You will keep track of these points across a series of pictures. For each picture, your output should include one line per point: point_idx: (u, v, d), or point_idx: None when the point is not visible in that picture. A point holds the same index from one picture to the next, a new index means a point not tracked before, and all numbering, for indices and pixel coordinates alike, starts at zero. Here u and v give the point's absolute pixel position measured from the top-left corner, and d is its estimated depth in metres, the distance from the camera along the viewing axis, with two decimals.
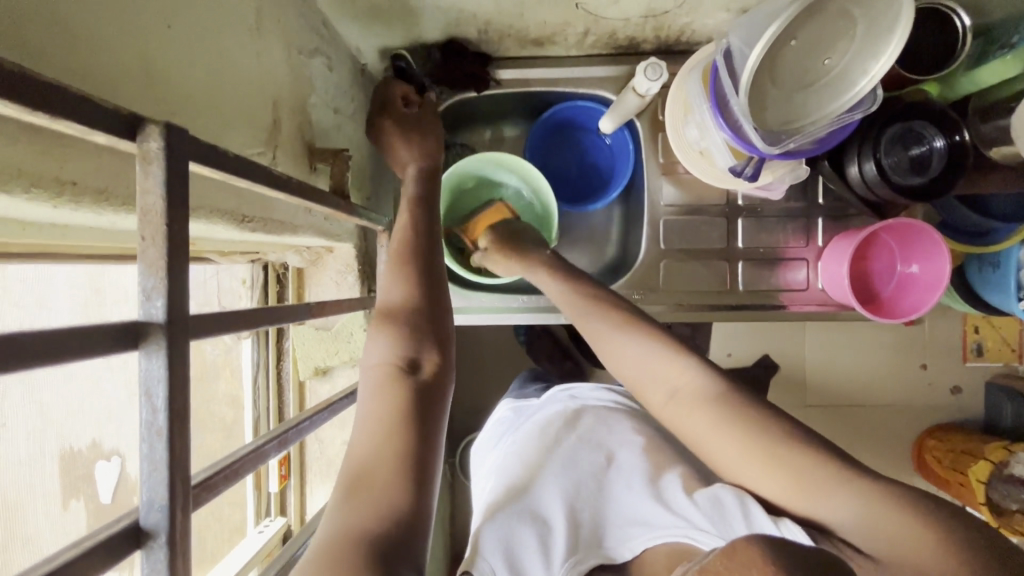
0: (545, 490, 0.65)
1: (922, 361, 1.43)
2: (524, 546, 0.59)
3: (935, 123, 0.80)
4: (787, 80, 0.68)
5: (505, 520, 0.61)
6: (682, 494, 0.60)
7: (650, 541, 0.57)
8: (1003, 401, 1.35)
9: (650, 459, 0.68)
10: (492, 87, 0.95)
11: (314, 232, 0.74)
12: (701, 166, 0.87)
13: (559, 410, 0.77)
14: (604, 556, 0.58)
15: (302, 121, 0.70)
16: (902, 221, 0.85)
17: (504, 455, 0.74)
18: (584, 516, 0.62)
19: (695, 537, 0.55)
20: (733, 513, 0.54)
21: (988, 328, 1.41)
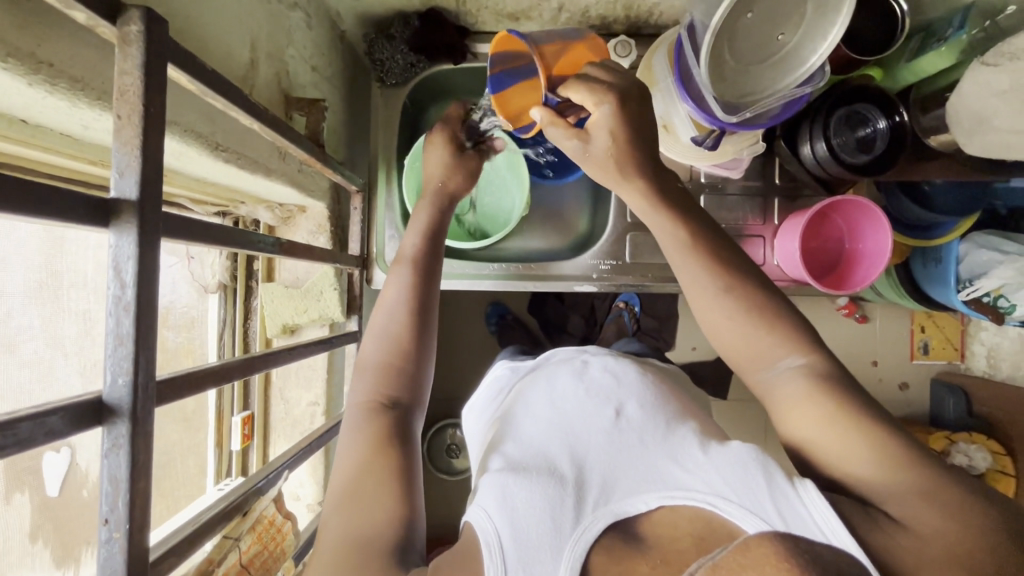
0: (550, 450, 0.60)
1: (874, 358, 1.51)
2: (531, 503, 0.52)
3: (877, 106, 0.87)
4: (744, 54, 0.73)
5: (506, 477, 0.55)
6: (698, 451, 0.55)
7: (665, 499, 0.52)
8: (946, 395, 1.44)
9: (661, 412, 0.63)
10: (469, 59, 0.98)
11: (287, 180, 0.75)
12: (666, 140, 0.91)
13: (565, 369, 0.74)
14: (615, 514, 0.52)
15: (280, 68, 0.71)
16: (849, 199, 0.92)
17: (507, 415, 0.71)
18: (591, 471, 0.57)
19: (717, 503, 0.49)
20: (756, 480, 0.49)
21: (932, 327, 1.50)
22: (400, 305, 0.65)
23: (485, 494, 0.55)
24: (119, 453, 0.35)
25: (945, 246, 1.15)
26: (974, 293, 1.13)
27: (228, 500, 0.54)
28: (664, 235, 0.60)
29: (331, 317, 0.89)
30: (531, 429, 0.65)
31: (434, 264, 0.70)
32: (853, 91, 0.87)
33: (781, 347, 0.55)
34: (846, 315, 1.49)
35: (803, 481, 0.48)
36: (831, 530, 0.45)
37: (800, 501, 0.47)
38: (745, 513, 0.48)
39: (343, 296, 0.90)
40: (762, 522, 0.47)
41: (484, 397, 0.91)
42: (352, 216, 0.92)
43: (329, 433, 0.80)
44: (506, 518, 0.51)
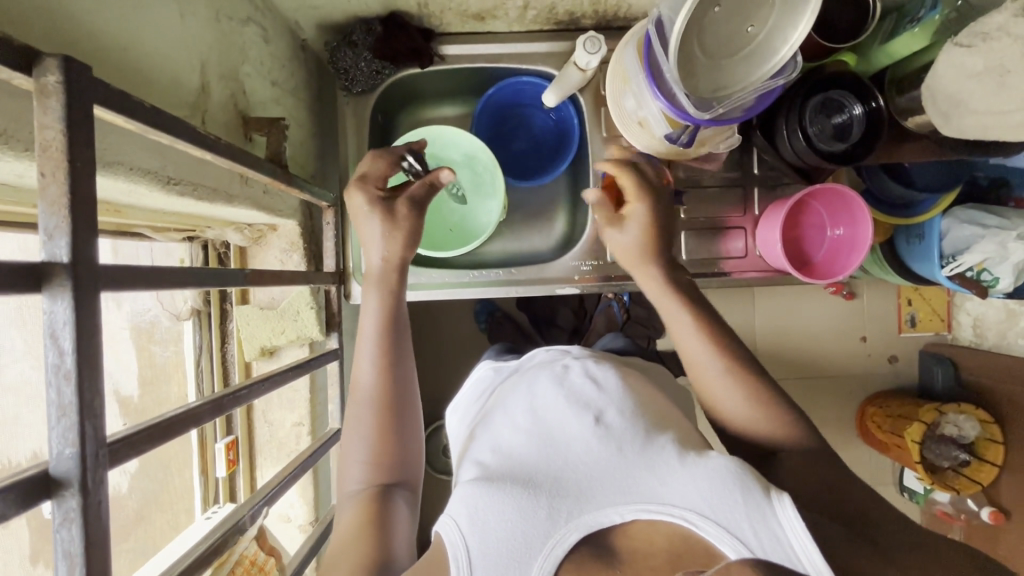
0: (529, 460, 0.60)
1: (861, 333, 1.52)
2: (500, 520, 0.54)
3: (852, 93, 0.86)
4: (713, 48, 0.71)
5: (478, 488, 0.57)
6: (674, 460, 0.56)
7: (639, 512, 0.54)
8: (934, 366, 1.45)
9: (640, 420, 0.62)
10: (436, 62, 0.96)
11: (252, 203, 0.72)
12: (641, 135, 0.89)
13: (544, 373, 0.73)
14: (587, 525, 0.54)
15: (236, 88, 0.69)
16: (823, 187, 0.91)
17: (486, 419, 0.71)
18: (568, 480, 0.57)
19: (696, 521, 0.51)
20: (736, 502, 0.51)
21: (919, 299, 1.50)
22: (372, 374, 0.70)
23: (458, 504, 0.57)
24: (72, 527, 0.33)
25: (926, 221, 1.16)
26: (958, 268, 1.14)
27: (210, 541, 0.53)
28: (675, 318, 0.71)
29: (310, 336, 0.87)
30: (511, 438, 0.64)
31: (399, 326, 0.72)
32: (829, 77, 0.86)
33: (776, 426, 0.65)
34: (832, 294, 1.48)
35: (779, 497, 0.51)
36: (805, 553, 0.49)
37: (777, 520, 0.50)
38: (722, 532, 0.50)
39: (321, 314, 0.88)
40: (738, 542, 0.50)
41: (467, 397, 0.91)
42: (326, 232, 0.90)
43: (317, 453, 0.79)
44: (476, 532, 0.53)
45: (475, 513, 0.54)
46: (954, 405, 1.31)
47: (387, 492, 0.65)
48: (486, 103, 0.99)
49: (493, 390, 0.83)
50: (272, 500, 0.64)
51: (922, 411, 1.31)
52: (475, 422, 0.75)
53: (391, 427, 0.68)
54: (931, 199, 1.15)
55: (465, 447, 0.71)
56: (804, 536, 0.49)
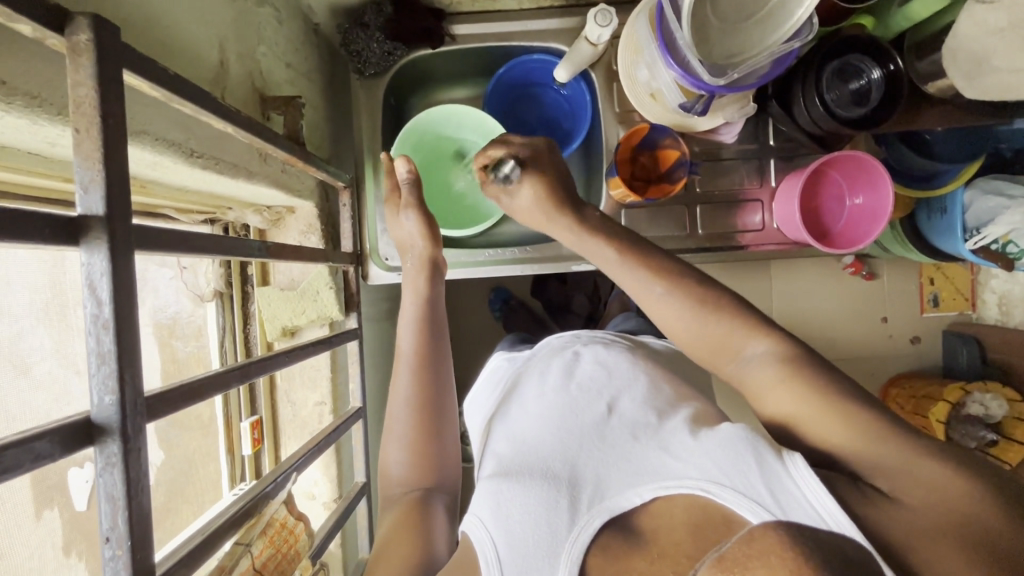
0: (546, 453, 0.62)
1: (882, 315, 1.49)
2: (523, 512, 0.55)
3: (870, 56, 0.84)
4: (724, 12, 0.73)
5: (500, 487, 0.59)
6: (684, 435, 0.57)
7: (658, 490, 0.53)
8: (960, 346, 1.44)
9: (654, 406, 0.65)
10: (447, 42, 0.96)
11: (272, 182, 0.74)
12: (655, 108, 0.89)
13: (556, 365, 0.76)
14: (610, 509, 0.54)
15: (253, 67, 0.70)
16: (844, 155, 0.90)
17: (505, 417, 0.74)
18: (584, 469, 0.59)
19: (712, 488, 0.49)
20: (748, 462, 0.49)
21: (942, 278, 1.48)
22: (408, 375, 0.77)
23: (481, 504, 0.60)
24: (114, 471, 0.34)
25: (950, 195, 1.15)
26: (983, 241, 1.11)
27: (239, 506, 0.54)
28: (601, 249, 0.68)
29: (329, 315, 0.89)
30: (527, 433, 0.68)
31: (438, 328, 0.79)
32: (846, 42, 0.84)
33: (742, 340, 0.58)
34: (852, 273, 1.47)
35: (790, 454, 0.48)
36: (828, 512, 0.44)
37: (783, 474, 0.47)
38: (738, 496, 0.47)
39: (339, 294, 0.90)
40: (755, 504, 0.46)
41: (483, 387, 0.93)
42: (342, 213, 0.91)
43: (337, 431, 0.80)
44: (499, 524, 0.56)
45: (499, 513, 0.56)
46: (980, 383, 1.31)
47: (425, 495, 0.72)
48: (498, 82, 1.00)
49: (507, 380, 0.84)
50: (298, 473, 0.65)
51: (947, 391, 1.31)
52: (490, 416, 0.78)
53: (429, 431, 0.74)
54: (955, 170, 1.14)
55: (486, 445, 0.73)
56: (820, 490, 0.45)
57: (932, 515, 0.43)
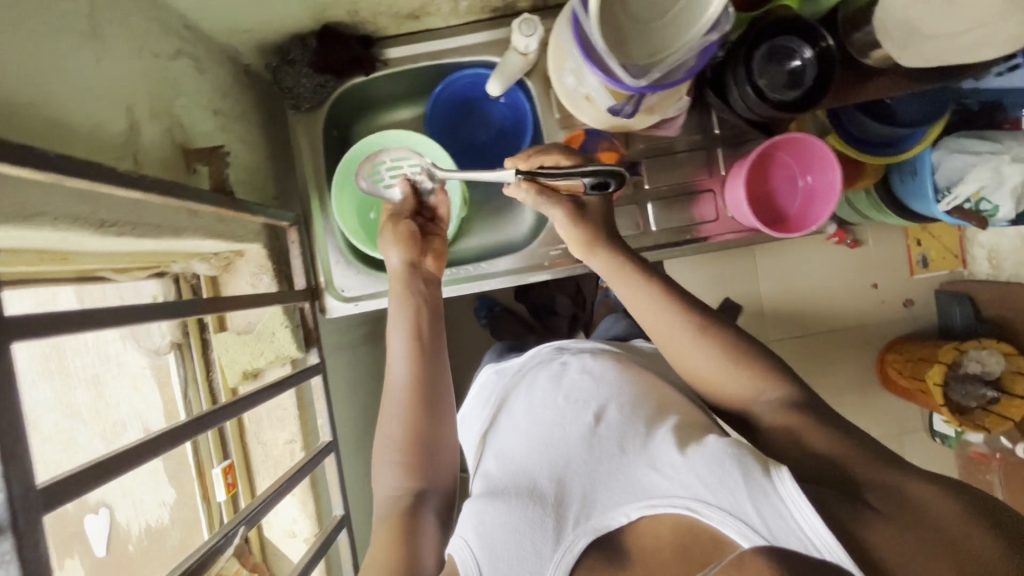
0: (534, 471, 0.67)
1: (873, 281, 1.77)
2: (506, 533, 0.60)
3: (800, 35, 0.82)
4: (636, 14, 0.72)
5: (485, 507, 0.64)
6: (674, 451, 0.60)
7: (644, 509, 0.58)
8: (954, 304, 1.70)
9: (641, 417, 0.68)
10: (380, 67, 0.96)
11: (205, 233, 0.74)
12: (590, 111, 0.88)
13: (545, 377, 0.80)
14: (596, 528, 0.59)
15: (171, 122, 0.70)
16: (786, 136, 0.88)
17: (498, 431, 0.78)
18: (571, 484, 0.64)
19: (698, 508, 0.54)
20: (733, 479, 0.54)
21: (927, 239, 1.75)
22: (400, 390, 0.79)
23: (467, 521, 0.65)
24: (8, 565, 0.39)
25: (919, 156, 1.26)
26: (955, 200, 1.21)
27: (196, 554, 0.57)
28: (628, 294, 0.75)
29: (289, 354, 0.89)
30: (514, 449, 0.72)
31: (431, 341, 0.82)
32: (775, 24, 0.83)
33: (760, 386, 0.66)
34: (837, 242, 1.74)
35: (779, 473, 0.53)
36: (812, 528, 0.49)
37: (772, 491, 0.52)
38: (724, 517, 0.53)
39: (297, 332, 0.90)
40: (742, 523, 0.52)
41: (474, 402, 0.96)
42: (293, 251, 0.91)
43: (303, 471, 0.81)
44: (483, 545, 0.60)
45: (483, 532, 0.61)
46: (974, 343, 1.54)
47: (416, 501, 0.74)
48: (436, 101, 1.00)
49: (498, 393, 0.88)
50: (250, 526, 0.66)
51: (944, 351, 1.55)
52: (483, 429, 0.83)
53: (416, 437, 0.77)
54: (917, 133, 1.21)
55: (479, 458, 0.79)
56: (811, 515, 0.50)
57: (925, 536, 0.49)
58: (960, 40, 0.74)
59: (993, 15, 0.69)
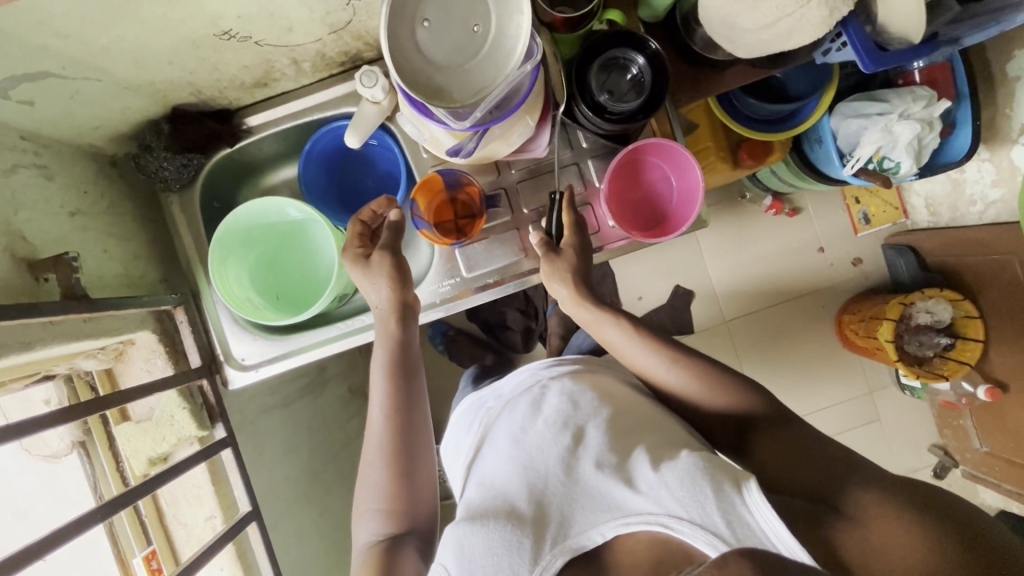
0: (515, 494, 0.74)
1: (819, 246, 1.76)
2: (485, 557, 0.67)
3: (630, 45, 0.84)
4: (445, 60, 0.72)
5: (465, 531, 0.71)
6: (650, 472, 0.68)
7: (620, 527, 0.66)
8: (899, 258, 1.69)
9: (615, 438, 0.75)
10: (245, 136, 0.98)
11: (65, 338, 0.76)
12: (442, 153, 0.88)
13: (526, 401, 0.86)
14: (573, 548, 0.67)
15: (9, 238, 0.71)
16: (650, 142, 0.90)
17: (483, 458, 0.84)
18: (549, 506, 0.71)
19: (671, 522, 0.63)
20: (704, 497, 0.62)
21: (866, 196, 1.75)
22: (382, 423, 0.81)
23: (448, 546, 0.71)
24: None
25: (817, 124, 1.32)
26: (859, 163, 1.28)
27: None
28: (569, 306, 0.87)
29: (192, 435, 0.90)
30: (496, 476, 0.79)
31: (409, 373, 0.83)
32: (603, 37, 0.84)
33: (721, 393, 0.78)
34: (776, 213, 1.73)
35: (747, 490, 0.62)
36: (775, 531, 0.59)
37: (742, 504, 0.61)
38: (697, 532, 0.61)
39: (197, 411, 0.91)
40: (714, 538, 0.60)
41: (457, 433, 1.02)
42: (183, 332, 0.92)
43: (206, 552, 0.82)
44: (462, 569, 0.67)
45: (463, 560, 0.68)
46: (918, 295, 1.52)
47: (396, 543, 0.76)
48: (308, 159, 1.00)
49: (482, 419, 0.94)
50: None
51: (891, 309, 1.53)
52: (470, 458, 0.89)
53: (400, 479, 0.79)
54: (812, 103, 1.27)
55: (466, 487, 0.85)
56: (772, 518, 0.59)
57: (888, 544, 0.58)
58: (775, 29, 0.74)
59: (792, 3, 0.69)
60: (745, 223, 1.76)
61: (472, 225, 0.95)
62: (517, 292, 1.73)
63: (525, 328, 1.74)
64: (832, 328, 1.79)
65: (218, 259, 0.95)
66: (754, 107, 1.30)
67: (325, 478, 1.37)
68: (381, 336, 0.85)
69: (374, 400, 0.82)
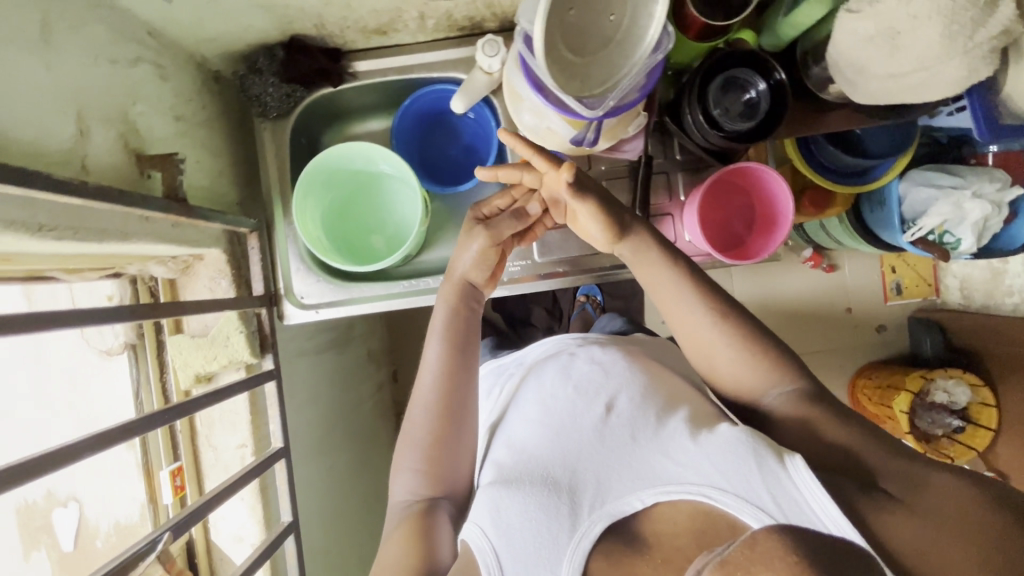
0: (548, 460, 0.73)
1: (848, 305, 1.77)
2: (521, 522, 0.67)
3: (753, 68, 0.85)
4: (582, 48, 0.72)
5: (500, 495, 0.70)
6: (688, 441, 0.67)
7: (659, 495, 0.64)
8: (925, 334, 1.68)
9: (648, 404, 0.75)
10: (349, 80, 0.98)
11: (155, 237, 0.75)
12: (553, 143, 0.89)
13: (553, 368, 0.86)
14: (610, 515, 0.65)
15: (125, 127, 0.71)
16: (740, 166, 0.91)
17: (512, 423, 0.83)
18: (584, 475, 0.70)
19: (714, 494, 0.61)
20: (750, 471, 0.60)
21: (902, 265, 1.72)
22: (431, 385, 0.82)
23: (482, 509, 0.71)
24: None
25: (886, 187, 1.33)
26: (920, 232, 1.30)
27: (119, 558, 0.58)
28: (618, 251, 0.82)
29: (243, 359, 0.90)
30: (526, 441, 0.78)
31: (466, 339, 0.84)
32: (727, 58, 0.85)
33: (772, 379, 0.72)
34: (814, 267, 1.74)
35: (791, 462, 0.60)
36: (821, 509, 0.56)
37: (783, 473, 0.59)
38: (742, 502, 0.59)
39: (252, 338, 0.91)
40: (758, 509, 0.59)
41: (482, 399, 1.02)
42: (252, 257, 0.92)
43: (248, 475, 0.81)
44: (500, 533, 0.67)
45: (500, 523, 0.67)
46: (939, 371, 1.53)
47: (433, 503, 0.78)
48: (403, 114, 1.00)
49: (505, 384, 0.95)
50: (172, 537, 0.64)
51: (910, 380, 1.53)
52: (492, 422, 0.89)
53: (443, 442, 0.80)
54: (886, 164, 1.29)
55: (491, 450, 0.83)
56: (823, 498, 0.57)
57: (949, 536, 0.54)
58: (906, 80, 0.75)
59: (933, 58, 0.71)
60: (783, 269, 1.78)
61: None
62: (548, 292, 1.74)
63: (549, 327, 1.74)
64: (846, 387, 1.80)
65: (302, 195, 0.95)
66: (832, 156, 1.31)
67: (336, 434, 1.36)
68: (444, 302, 0.87)
69: (428, 361, 0.83)
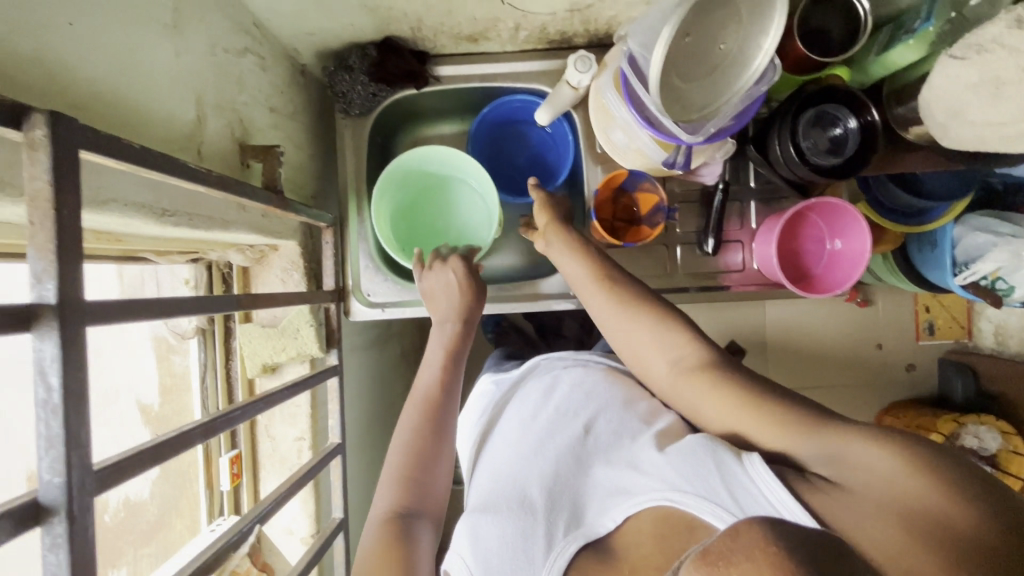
0: (527, 480, 0.68)
1: (877, 341, 1.65)
2: (500, 547, 0.60)
3: (845, 104, 0.85)
4: (690, 75, 0.72)
5: (479, 517, 0.65)
6: (654, 454, 0.62)
7: (630, 509, 0.59)
8: (955, 377, 1.57)
9: (626, 423, 0.72)
10: (431, 83, 0.99)
11: (249, 226, 0.76)
12: (638, 161, 0.91)
13: (537, 391, 0.84)
14: (587, 535, 0.60)
15: (232, 116, 0.72)
16: (821, 201, 0.91)
17: (495, 446, 0.79)
18: (562, 496, 0.65)
19: (678, 498, 0.55)
20: (707, 471, 0.56)
21: (936, 307, 1.61)
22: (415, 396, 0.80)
23: (461, 535, 0.65)
24: (58, 551, 0.41)
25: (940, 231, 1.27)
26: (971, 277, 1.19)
27: (226, 538, 0.60)
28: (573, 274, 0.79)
29: (310, 353, 0.90)
30: (508, 461, 0.73)
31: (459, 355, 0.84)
32: (820, 92, 0.85)
33: (680, 345, 0.68)
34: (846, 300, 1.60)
35: (747, 457, 0.55)
36: (789, 511, 0.51)
37: (744, 475, 0.54)
38: (703, 501, 0.54)
39: (321, 332, 0.91)
40: (719, 508, 0.53)
41: (472, 412, 0.96)
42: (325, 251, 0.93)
43: (318, 466, 0.82)
44: (478, 559, 0.61)
45: (480, 546, 0.61)
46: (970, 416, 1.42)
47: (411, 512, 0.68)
48: (481, 121, 1.01)
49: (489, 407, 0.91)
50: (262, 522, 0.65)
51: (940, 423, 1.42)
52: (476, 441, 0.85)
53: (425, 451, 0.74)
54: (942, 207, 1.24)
55: (476, 476, 0.77)
56: (784, 495, 0.51)
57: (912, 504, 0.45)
58: None
59: None
60: None
61: (633, 232, 0.96)
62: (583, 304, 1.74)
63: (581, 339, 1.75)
64: None
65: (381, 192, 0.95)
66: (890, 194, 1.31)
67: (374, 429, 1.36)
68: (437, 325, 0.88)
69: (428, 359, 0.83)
